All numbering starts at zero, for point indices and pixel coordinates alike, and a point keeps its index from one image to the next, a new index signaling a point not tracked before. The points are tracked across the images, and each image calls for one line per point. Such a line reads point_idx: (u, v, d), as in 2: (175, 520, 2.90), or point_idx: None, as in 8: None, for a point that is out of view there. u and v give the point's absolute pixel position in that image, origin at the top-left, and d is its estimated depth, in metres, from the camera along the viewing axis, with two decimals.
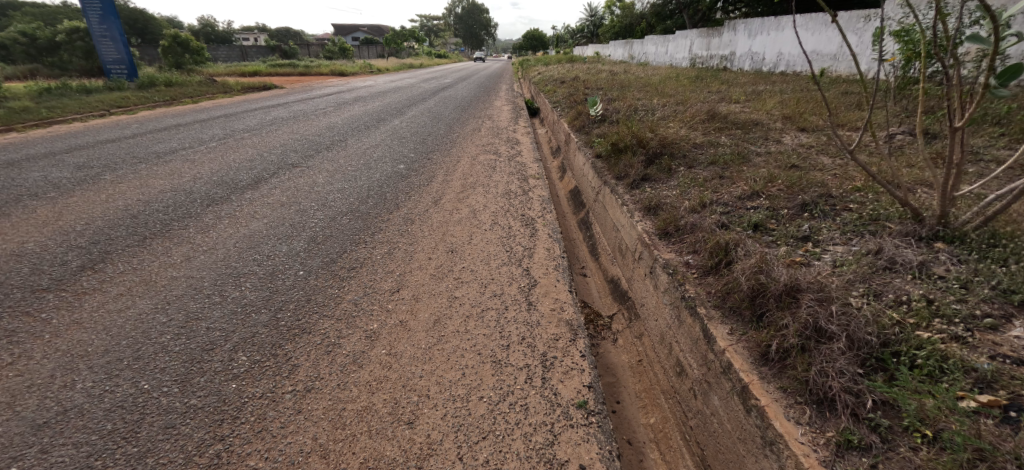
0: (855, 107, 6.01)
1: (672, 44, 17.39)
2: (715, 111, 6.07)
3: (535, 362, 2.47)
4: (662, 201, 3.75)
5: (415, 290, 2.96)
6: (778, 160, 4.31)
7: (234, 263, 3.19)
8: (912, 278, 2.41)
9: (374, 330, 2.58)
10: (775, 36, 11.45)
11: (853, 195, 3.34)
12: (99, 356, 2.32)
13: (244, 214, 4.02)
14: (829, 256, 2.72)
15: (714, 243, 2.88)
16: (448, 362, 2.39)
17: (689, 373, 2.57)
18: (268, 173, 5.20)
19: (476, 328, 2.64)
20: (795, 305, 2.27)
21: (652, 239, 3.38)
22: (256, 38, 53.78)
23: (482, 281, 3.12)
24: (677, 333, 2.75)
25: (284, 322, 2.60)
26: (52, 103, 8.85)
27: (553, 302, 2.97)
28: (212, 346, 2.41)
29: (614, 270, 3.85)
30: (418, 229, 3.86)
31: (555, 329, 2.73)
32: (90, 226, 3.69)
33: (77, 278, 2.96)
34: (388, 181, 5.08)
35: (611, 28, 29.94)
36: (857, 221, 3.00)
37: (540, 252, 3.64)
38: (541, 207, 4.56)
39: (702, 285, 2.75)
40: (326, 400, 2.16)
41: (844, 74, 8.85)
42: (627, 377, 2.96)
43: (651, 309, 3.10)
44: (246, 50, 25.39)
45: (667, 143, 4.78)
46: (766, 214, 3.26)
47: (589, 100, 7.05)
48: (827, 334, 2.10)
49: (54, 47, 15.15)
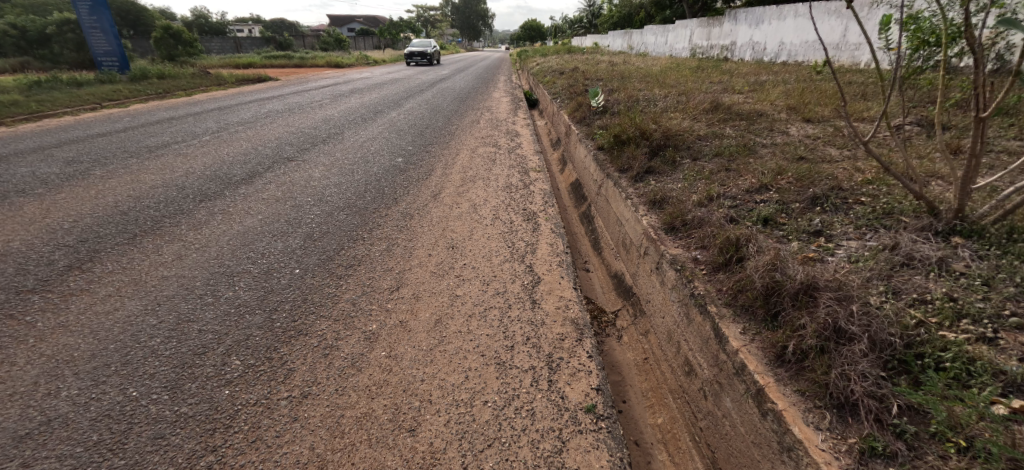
0: (861, 98, 5.94)
1: (671, 34, 17.22)
2: (718, 102, 5.97)
3: (541, 364, 2.37)
4: (667, 195, 3.68)
5: (415, 288, 2.90)
6: (784, 153, 4.23)
7: (227, 261, 3.12)
8: (932, 275, 2.30)
9: (374, 331, 2.51)
10: (776, 26, 11.34)
11: (864, 188, 3.27)
12: (85, 362, 2.23)
13: (238, 210, 3.97)
14: (843, 251, 2.62)
15: (724, 239, 2.78)
16: (451, 365, 2.31)
17: (699, 373, 2.51)
18: (263, 167, 5.14)
19: (478, 328, 2.57)
20: (812, 304, 2.15)
21: (657, 233, 3.31)
22: (250, 29, 53.14)
23: (485, 278, 3.06)
24: (686, 331, 2.69)
25: (280, 324, 2.51)
26: (42, 96, 8.73)
27: (557, 301, 2.88)
28: (204, 349, 2.31)
29: (618, 265, 3.79)
30: (417, 225, 3.79)
31: (559, 328, 2.63)
32: (77, 224, 3.64)
33: (63, 279, 2.89)
34: (386, 175, 4.98)
35: (610, 19, 29.82)
36: (870, 215, 2.91)
37: (543, 247, 3.55)
38: (543, 201, 4.48)
39: (712, 282, 2.65)
40: (323, 406, 2.06)
41: (847, 64, 8.77)
42: (633, 376, 2.92)
43: (658, 306, 3.03)
44: (238, 41, 24.99)
45: (671, 135, 4.72)
46: (776, 208, 3.17)
47: (590, 92, 6.93)
48: (847, 334, 2.00)
49: (45, 40, 15.00)
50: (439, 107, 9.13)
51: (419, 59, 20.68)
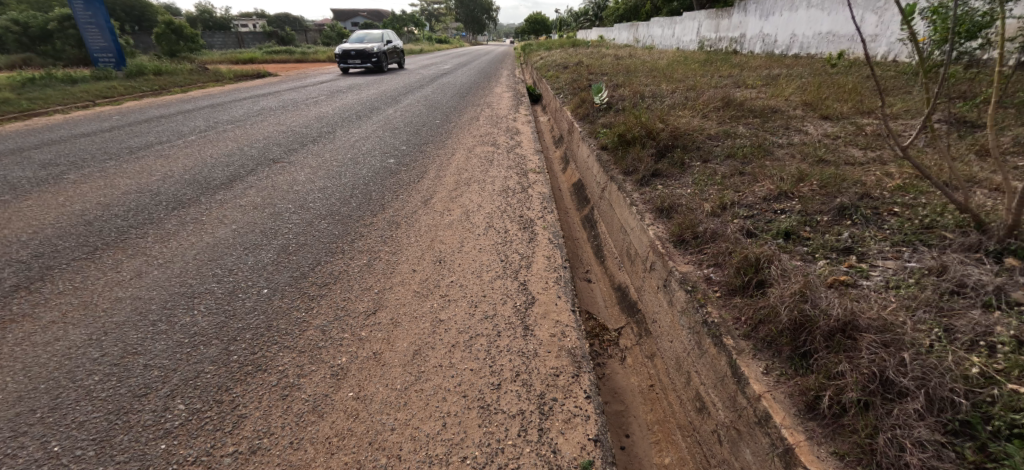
0: (881, 93, 5.58)
1: (678, 27, 16.78)
2: (729, 98, 5.62)
3: (531, 408, 2.07)
4: (676, 202, 3.35)
5: (394, 312, 2.59)
6: (804, 154, 3.88)
7: (190, 280, 2.83)
8: (988, 307, 1.97)
9: (342, 365, 2.21)
10: (787, 17, 10.90)
11: (897, 197, 2.93)
12: (8, 407, 1.96)
13: (213, 219, 3.68)
14: (880, 274, 2.30)
15: (742, 257, 2.44)
16: (427, 409, 2.02)
17: (712, 413, 2.20)
18: (245, 170, 4.83)
19: (462, 361, 2.27)
20: (852, 346, 1.83)
21: (665, 247, 2.98)
22: (255, 24, 52.95)
23: (473, 299, 2.74)
24: (697, 362, 2.38)
25: (236, 357, 2.22)
26: (34, 94, 8.51)
27: (553, 326, 2.57)
28: (146, 390, 2.03)
29: (622, 277, 3.48)
30: (403, 235, 3.49)
31: (555, 361, 2.33)
32: (37, 236, 3.36)
33: (7, 301, 2.61)
34: (375, 178, 4.68)
35: (615, 11, 29.36)
36: (907, 229, 2.58)
37: (539, 261, 3.23)
38: (541, 206, 4.17)
39: (728, 308, 2.33)
40: (274, 466, 1.79)
41: (862, 57, 8.36)
42: (637, 405, 2.61)
43: (666, 329, 2.71)
44: (241, 36, 24.67)
45: (679, 134, 4.38)
46: (799, 220, 2.84)
47: (594, 88, 6.59)
48: (896, 388, 1.68)
49: (48, 35, 14.78)
50: (438, 103, 8.76)
51: (358, 62, 13.34)
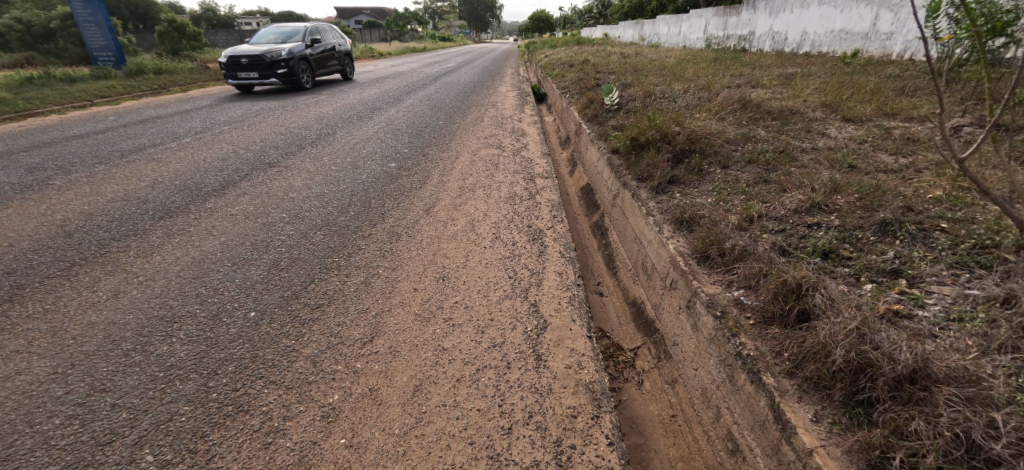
0: (905, 94, 5.31)
1: (685, 25, 16.43)
2: (746, 98, 5.35)
3: (546, 458, 1.86)
4: (698, 214, 3.09)
5: (393, 338, 2.35)
6: (831, 160, 3.62)
7: (171, 300, 2.60)
8: None
9: (334, 405, 1.98)
10: (799, 15, 10.58)
11: (942, 210, 2.66)
12: None
13: (201, 229, 3.44)
14: (936, 303, 2.04)
15: (780, 282, 2.18)
16: (429, 459, 1.81)
17: (748, 457, 1.96)
18: (238, 175, 4.58)
19: (468, 399, 2.04)
20: (925, 400, 1.64)
21: (688, 264, 2.72)
22: (259, 22, 52.79)
23: (479, 323, 2.50)
24: (729, 396, 2.13)
25: (216, 396, 1.99)
26: (29, 94, 8.29)
27: (567, 356, 2.33)
28: (111, 436, 1.84)
29: (637, 292, 3.23)
30: (403, 248, 3.25)
31: (571, 400, 2.10)
32: (14, 250, 3.14)
33: None
34: (375, 184, 4.43)
35: (620, 9, 29.00)
36: (960, 249, 2.32)
37: (550, 278, 2.98)
38: (550, 215, 3.91)
39: (766, 339, 2.09)
40: None
41: (878, 56, 8.05)
42: (658, 437, 2.36)
43: (690, 355, 2.46)
44: (243, 33, 24.39)
45: (696, 138, 4.12)
46: (838, 237, 2.57)
47: (603, 88, 6.32)
48: (989, 457, 1.51)
49: (49, 33, 14.58)
50: (441, 104, 8.45)
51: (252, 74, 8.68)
